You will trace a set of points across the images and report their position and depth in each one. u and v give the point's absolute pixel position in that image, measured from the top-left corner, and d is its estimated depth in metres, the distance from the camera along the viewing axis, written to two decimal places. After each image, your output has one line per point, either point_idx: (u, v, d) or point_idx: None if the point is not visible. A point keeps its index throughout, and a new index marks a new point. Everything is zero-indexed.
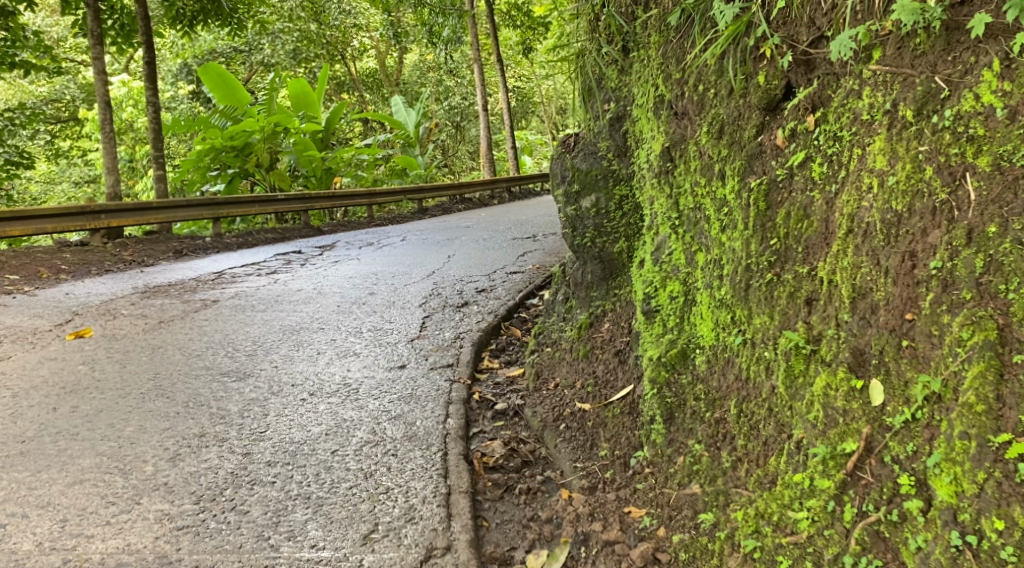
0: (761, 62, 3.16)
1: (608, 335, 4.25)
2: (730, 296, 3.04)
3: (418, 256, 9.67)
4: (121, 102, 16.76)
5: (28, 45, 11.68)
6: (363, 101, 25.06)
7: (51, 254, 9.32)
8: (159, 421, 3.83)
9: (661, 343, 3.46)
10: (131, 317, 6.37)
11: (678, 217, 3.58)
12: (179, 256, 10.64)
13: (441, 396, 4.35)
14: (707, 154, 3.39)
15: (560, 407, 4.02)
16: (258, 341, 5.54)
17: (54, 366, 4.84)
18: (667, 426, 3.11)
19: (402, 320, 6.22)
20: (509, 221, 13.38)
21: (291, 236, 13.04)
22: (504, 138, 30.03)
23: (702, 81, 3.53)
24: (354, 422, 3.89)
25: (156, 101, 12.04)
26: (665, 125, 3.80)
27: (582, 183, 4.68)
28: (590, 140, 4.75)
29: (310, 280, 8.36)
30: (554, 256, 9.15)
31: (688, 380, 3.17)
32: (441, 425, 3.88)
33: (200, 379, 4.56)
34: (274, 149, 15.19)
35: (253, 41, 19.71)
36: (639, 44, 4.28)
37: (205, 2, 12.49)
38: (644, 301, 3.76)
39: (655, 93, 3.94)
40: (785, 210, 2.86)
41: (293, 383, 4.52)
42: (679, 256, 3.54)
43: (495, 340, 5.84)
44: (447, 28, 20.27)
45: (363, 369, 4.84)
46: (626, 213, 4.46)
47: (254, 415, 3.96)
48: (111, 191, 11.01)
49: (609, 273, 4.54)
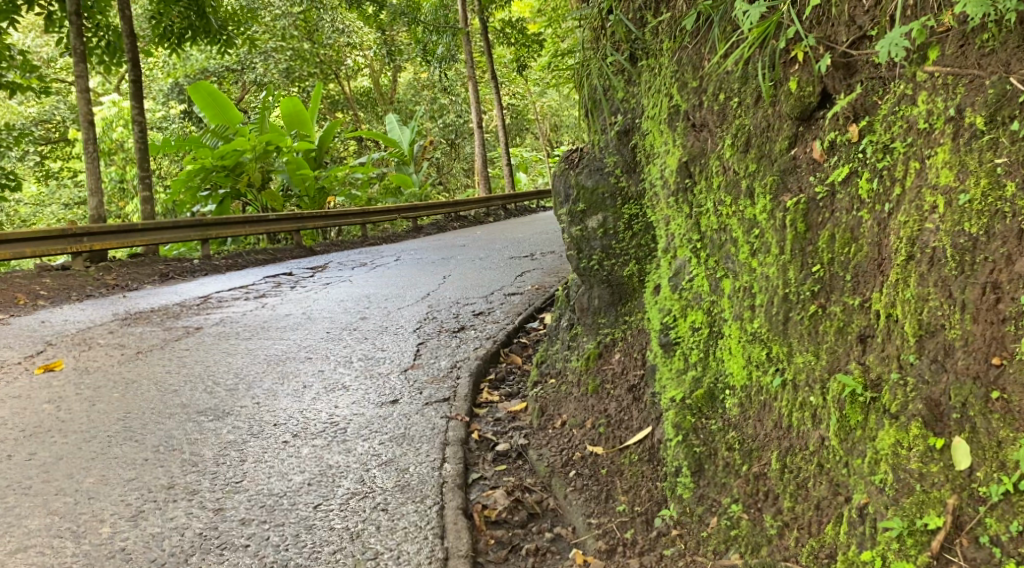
0: (792, 67, 2.81)
1: (619, 368, 3.87)
2: (765, 330, 2.69)
3: (413, 277, 9.30)
4: (112, 122, 16.23)
5: (13, 65, 11.34)
6: (357, 119, 24.77)
7: (30, 278, 8.91)
8: (123, 470, 3.44)
9: (683, 382, 3.10)
10: (107, 348, 5.97)
11: (699, 240, 3.23)
12: (164, 280, 10.25)
13: (437, 436, 3.97)
14: (732, 169, 3.04)
15: (569, 450, 3.64)
16: (240, 373, 5.15)
17: (17, 404, 4.43)
18: (696, 478, 2.77)
19: (395, 348, 5.85)
20: (506, 239, 13.05)
21: (282, 257, 12.67)
22: (500, 156, 29.86)
23: (723, 90, 3.18)
24: (340, 468, 3.51)
25: (142, 120, 11.68)
26: (681, 137, 3.46)
27: (587, 202, 4.33)
28: (597, 155, 4.40)
29: (300, 303, 7.99)
30: (553, 276, 8.81)
31: (717, 424, 2.81)
32: (436, 471, 3.50)
33: (174, 419, 4.17)
34: (266, 168, 14.83)
35: (245, 59, 19.37)
36: (650, 51, 3.94)
37: (193, 19, 12.17)
38: (662, 332, 3.41)
39: (669, 104, 3.61)
40: (828, 232, 2.51)
41: (275, 423, 4.14)
42: (700, 283, 3.18)
43: (494, 369, 5.47)
44: (441, 45, 20.16)
45: (352, 405, 4.44)
46: (637, 233, 4.11)
47: (230, 462, 3.57)
48: (95, 214, 10.64)
49: (618, 298, 4.19)
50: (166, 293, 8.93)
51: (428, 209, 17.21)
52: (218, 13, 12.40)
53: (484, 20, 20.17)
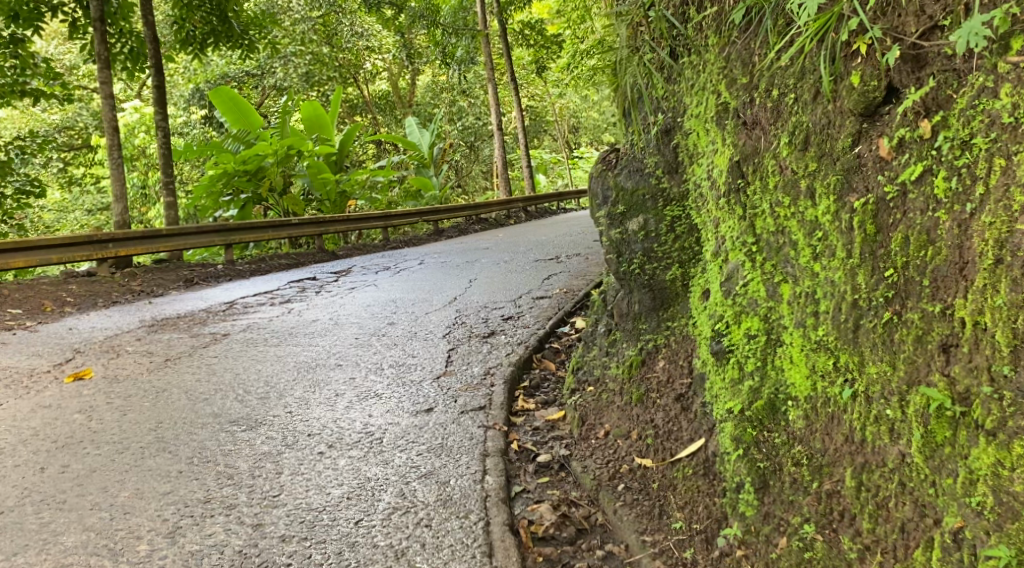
0: (854, 60, 2.66)
1: (665, 376, 3.74)
2: (832, 338, 2.55)
3: (438, 281, 9.21)
4: (133, 128, 16.39)
5: (38, 72, 11.35)
6: (376, 123, 24.76)
7: (56, 285, 8.89)
8: (158, 483, 3.35)
9: (740, 393, 2.96)
10: (135, 355, 5.91)
11: (754, 243, 3.09)
12: (189, 285, 10.22)
13: (476, 446, 3.85)
14: (790, 168, 2.91)
15: (615, 463, 3.52)
16: (271, 381, 5.06)
17: (48, 414, 4.35)
18: (760, 495, 2.66)
19: (425, 354, 5.74)
20: (529, 241, 12.94)
21: (306, 261, 12.63)
22: (518, 158, 29.79)
23: (777, 86, 3.04)
24: (379, 481, 3.40)
25: (165, 125, 11.68)
26: (731, 136, 3.33)
27: (627, 204, 4.21)
28: (636, 155, 4.26)
29: (326, 308, 7.91)
30: (581, 278, 8.66)
31: (780, 438, 2.69)
32: (478, 485, 3.38)
33: (206, 429, 4.08)
34: (288, 173, 14.81)
35: (265, 64, 19.40)
36: (692, 47, 3.80)
37: (215, 23, 12.16)
38: (714, 339, 3.28)
39: (717, 102, 3.48)
40: (901, 234, 2.36)
41: (309, 433, 4.04)
42: (756, 287, 3.04)
43: (528, 375, 5.35)
44: (461, 48, 20.16)
45: (386, 414, 4.33)
46: (679, 236, 3.97)
47: (266, 474, 3.47)
48: (119, 220, 10.63)
49: (660, 303, 4.05)
50: (191, 299, 8.89)
51: (449, 212, 17.14)
52: (240, 18, 12.39)
53: (503, 21, 20.08)
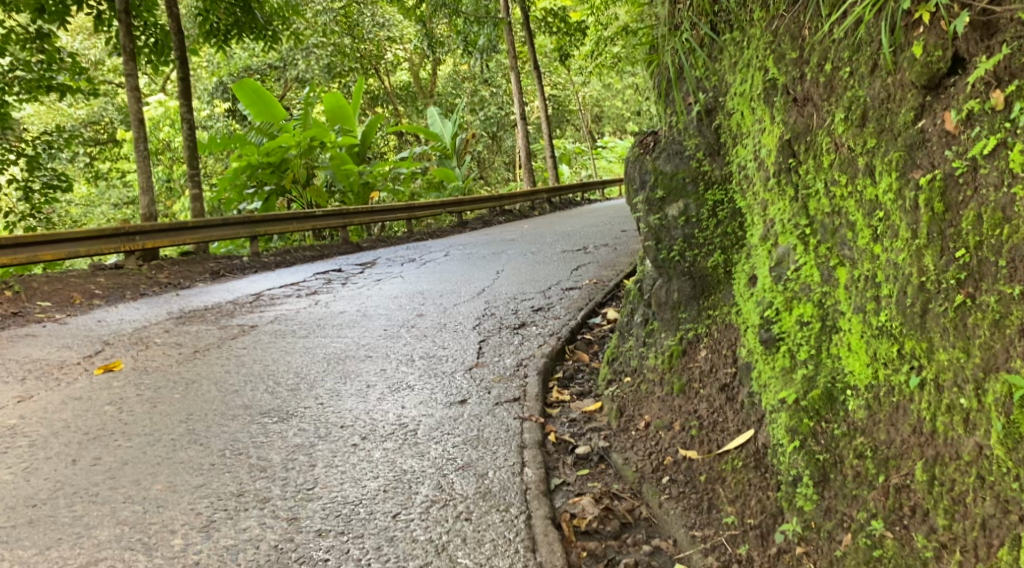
0: (916, 30, 2.51)
1: (707, 366, 3.61)
2: (897, 324, 2.42)
3: (465, 272, 9.11)
4: (158, 122, 16.47)
5: (64, 67, 11.34)
6: (398, 114, 24.72)
7: (85, 277, 8.91)
8: (190, 476, 3.28)
9: (793, 382, 2.83)
10: (164, 347, 5.87)
11: (807, 225, 2.95)
12: (216, 277, 10.21)
13: (513, 438, 3.75)
14: (846, 146, 2.76)
15: (658, 455, 3.40)
16: (301, 372, 4.99)
17: (78, 406, 4.30)
18: (820, 490, 2.54)
19: (456, 345, 5.64)
20: (554, 232, 12.79)
21: (331, 253, 12.60)
22: (541, 148, 29.62)
23: (830, 61, 2.90)
24: (416, 474, 3.31)
25: (190, 117, 11.66)
26: (780, 114, 3.19)
27: (666, 188, 4.07)
28: (675, 137, 4.13)
29: (353, 300, 7.85)
30: (610, 269, 8.52)
31: (839, 429, 2.56)
32: (517, 477, 3.28)
33: (238, 421, 4.01)
34: (311, 165, 14.81)
35: (288, 56, 19.41)
36: (735, 23, 3.65)
37: (238, 14, 12.11)
38: (763, 327, 3.15)
39: (763, 79, 3.33)
40: (972, 212, 2.19)
41: (342, 424, 3.96)
42: (810, 272, 2.90)
43: (561, 366, 5.23)
44: (483, 36, 19.81)
45: (419, 406, 4.24)
46: (721, 220, 3.82)
47: (299, 467, 3.40)
48: (146, 212, 10.64)
49: (701, 290, 3.91)
50: (218, 291, 8.87)
51: (473, 203, 17.03)
52: (264, 9, 12.33)
53: (525, 9, 19.87)
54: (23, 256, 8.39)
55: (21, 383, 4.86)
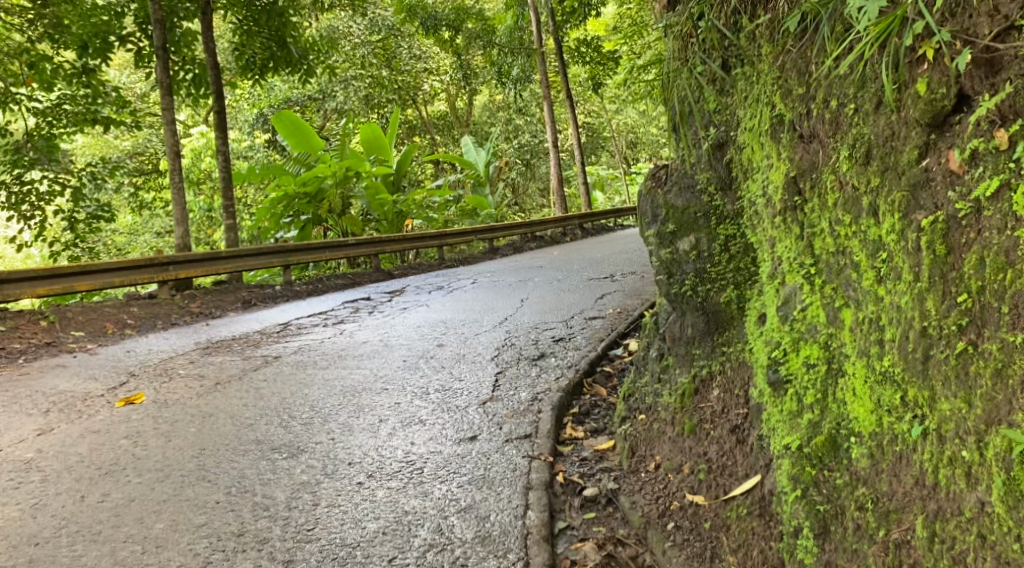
0: (920, 66, 2.44)
1: (719, 407, 3.52)
2: (899, 370, 2.32)
3: (490, 301, 9.09)
4: (200, 152, 16.71)
5: (109, 100, 11.62)
6: (434, 143, 25.02)
7: (119, 307, 9.08)
8: (193, 514, 3.30)
9: (798, 426, 2.75)
10: (187, 378, 5.95)
11: (812, 264, 2.87)
12: (247, 306, 10.36)
13: (519, 478, 3.69)
14: (851, 184, 2.69)
15: (665, 499, 3.31)
16: (316, 406, 5.00)
17: (95, 440, 4.36)
18: (820, 541, 2.45)
19: (472, 377, 5.61)
20: (584, 259, 12.73)
21: (362, 281, 12.71)
22: (575, 174, 29.67)
23: (835, 97, 2.84)
24: (417, 515, 3.28)
25: (226, 149, 11.91)
26: (787, 150, 3.12)
27: (678, 222, 4.03)
28: (688, 171, 4.07)
29: (378, 330, 7.87)
30: (636, 298, 8.43)
31: (842, 478, 2.46)
32: (519, 520, 3.22)
33: (248, 456, 4.02)
34: (346, 194, 15.01)
35: (326, 88, 19.80)
36: (746, 58, 3.60)
37: (274, 48, 12.36)
38: (772, 367, 3.07)
39: (772, 113, 3.28)
40: (975, 255, 2.10)
41: (350, 461, 3.94)
42: (815, 312, 2.82)
43: (577, 401, 5.16)
44: (516, 66, 19.91)
45: (429, 442, 4.21)
46: (734, 255, 3.76)
47: (303, 506, 3.39)
48: (181, 243, 10.85)
49: (715, 327, 3.83)
50: (248, 320, 8.99)
51: (504, 230, 17.07)
52: (299, 43, 12.56)
53: (559, 39, 20.00)
54: (60, 286, 8.58)
55: (44, 416, 4.96)
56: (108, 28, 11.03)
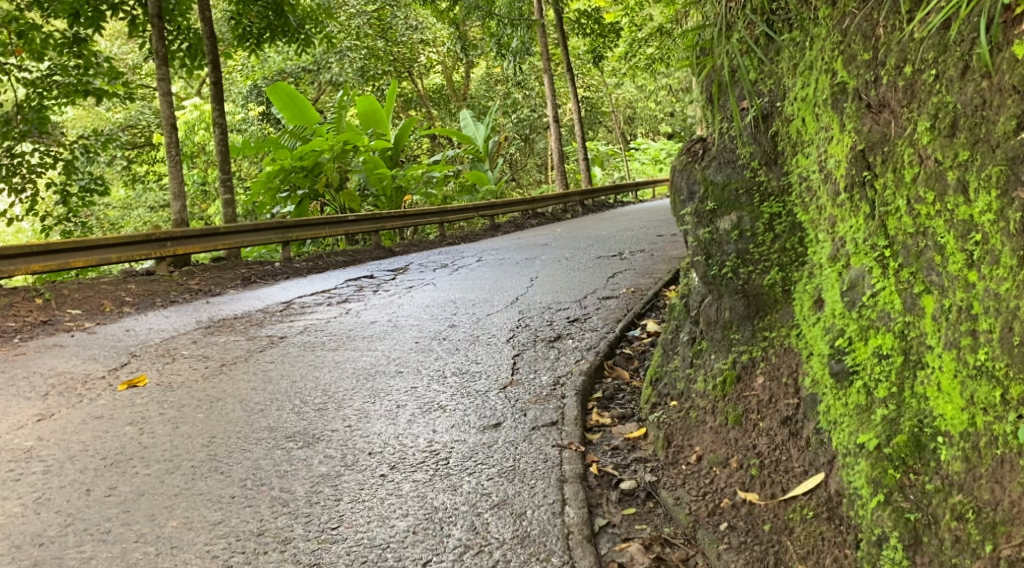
0: (1018, 27, 2.16)
1: (766, 397, 3.28)
2: (1001, 365, 2.11)
3: (498, 280, 8.83)
4: (193, 125, 16.27)
5: (102, 72, 11.23)
6: (430, 117, 24.57)
7: (115, 284, 8.79)
8: (209, 511, 3.09)
9: (873, 424, 2.56)
10: (191, 360, 5.71)
11: (887, 245, 2.65)
12: (247, 284, 10.08)
13: (552, 470, 3.47)
14: (933, 158, 2.44)
15: (713, 496, 3.11)
16: (329, 391, 4.77)
17: (98, 427, 4.12)
18: (911, 554, 2.28)
19: (489, 360, 5.38)
20: (589, 237, 12.46)
21: (363, 258, 12.44)
22: (573, 150, 29.29)
23: (912, 63, 2.58)
24: (448, 511, 3.08)
25: (223, 122, 11.56)
26: (852, 121, 2.87)
27: (717, 200, 3.73)
28: (727, 144, 3.78)
29: (384, 309, 7.62)
30: (648, 277, 8.19)
31: (932, 484, 2.28)
32: (558, 519, 3.03)
33: (262, 445, 3.80)
34: (343, 168, 14.67)
35: (321, 59, 19.45)
36: (798, 22, 3.32)
37: (271, 18, 12.00)
38: (835, 358, 2.86)
39: (831, 82, 3.00)
40: None
41: (370, 451, 3.72)
42: (890, 299, 2.61)
43: (600, 386, 4.92)
44: (516, 38, 19.43)
45: (452, 430, 3.99)
46: (780, 235, 3.47)
47: (325, 501, 3.18)
48: (177, 217, 10.55)
49: (756, 310, 3.57)
50: (249, 298, 8.72)
51: (505, 206, 16.77)
52: (296, 12, 12.16)
53: (559, 11, 19.59)
54: (53, 262, 8.28)
55: (43, 400, 4.71)
56: None
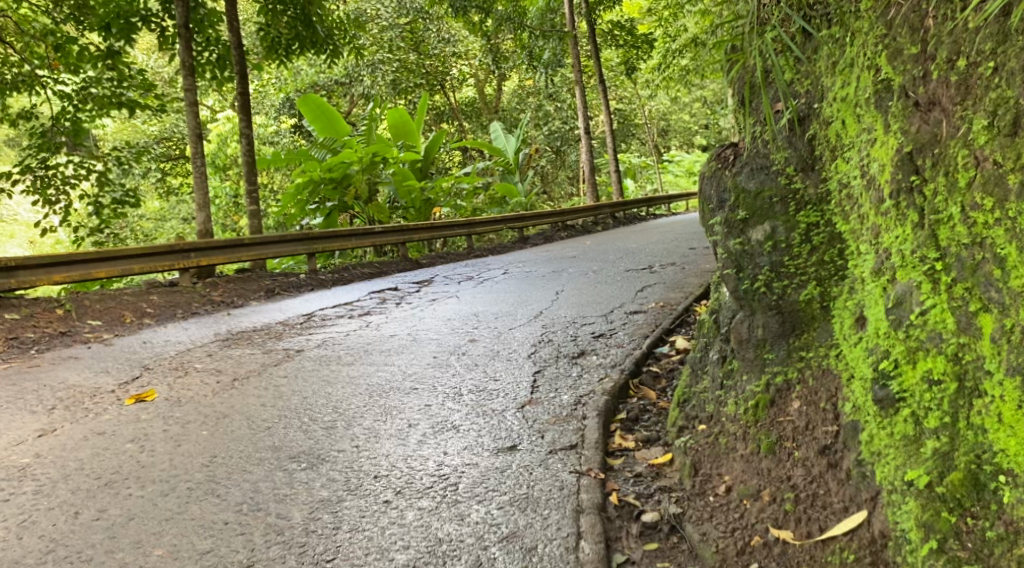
0: None
1: (802, 423, 2.99)
2: None
3: (523, 293, 8.60)
4: (227, 137, 16.35)
5: (135, 84, 11.21)
6: (462, 130, 24.48)
7: (138, 295, 8.73)
8: (198, 539, 2.91)
9: (923, 457, 2.31)
10: (204, 373, 5.56)
11: (938, 256, 2.37)
12: (271, 296, 10.00)
13: (568, 499, 3.23)
14: (991, 161, 2.18)
15: (742, 532, 2.85)
16: (340, 407, 4.56)
17: (98, 444, 3.97)
18: None
19: (508, 377, 5.15)
20: (619, 249, 12.19)
21: (389, 270, 12.30)
22: (606, 163, 29.04)
23: (966, 55, 2.31)
24: (452, 545, 2.87)
25: (250, 133, 11.52)
26: (898, 121, 2.60)
27: (750, 208, 3.45)
28: (760, 149, 3.50)
29: (405, 322, 7.42)
30: (678, 291, 7.91)
31: (994, 530, 2.05)
32: (572, 556, 2.81)
33: (263, 466, 3.60)
34: (373, 180, 14.57)
35: (353, 73, 19.45)
36: (838, 18, 3.05)
37: (300, 29, 11.89)
38: (879, 383, 2.59)
39: (875, 79, 2.73)
40: None
41: (375, 475, 3.50)
42: (941, 318, 2.34)
43: (624, 406, 4.66)
44: (548, 50, 19.27)
45: (463, 453, 3.76)
46: (817, 247, 3.20)
47: (323, 530, 2.97)
48: (203, 228, 10.50)
49: (791, 329, 3.29)
50: (271, 310, 8.60)
51: (535, 218, 16.57)
52: (325, 23, 12.06)
53: (592, 23, 19.38)
54: (77, 273, 8.23)
55: (49, 414, 4.59)
56: (130, 8, 10.47)
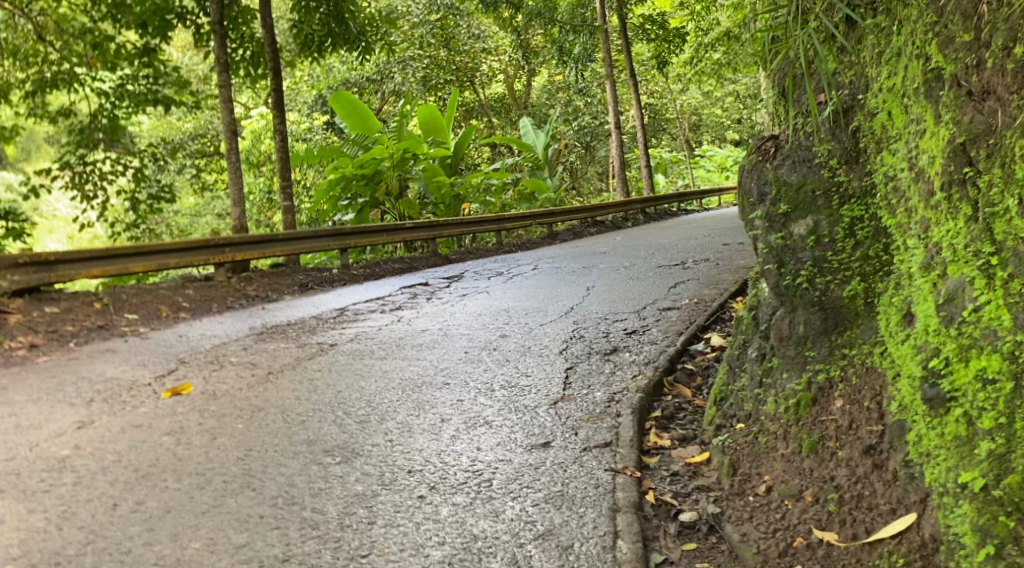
0: None
1: (845, 422, 2.92)
2: None
3: (553, 289, 8.55)
4: (260, 134, 16.55)
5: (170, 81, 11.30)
6: (492, 126, 24.45)
7: (173, 290, 8.83)
8: (234, 532, 2.92)
9: (977, 459, 2.22)
10: (238, 367, 5.61)
11: (994, 250, 2.28)
12: (303, 291, 10.06)
13: (604, 496, 3.19)
14: None
15: (784, 533, 2.79)
16: (373, 402, 4.56)
17: (135, 437, 4.01)
18: None
19: (541, 373, 5.11)
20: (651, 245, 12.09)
21: (419, 266, 12.32)
22: (636, 159, 28.81)
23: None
24: (488, 542, 2.85)
25: (283, 129, 11.60)
26: (949, 110, 2.51)
27: (792, 202, 3.38)
28: (803, 142, 3.43)
29: (436, 318, 7.42)
30: (712, 287, 7.80)
31: None
32: (609, 555, 2.77)
33: (298, 460, 3.61)
34: (403, 176, 14.62)
35: (384, 69, 19.53)
36: (885, 6, 2.96)
37: (332, 25, 11.91)
38: (929, 381, 2.51)
39: (925, 68, 2.64)
40: None
41: (409, 470, 3.49)
42: (996, 314, 2.24)
43: (658, 404, 4.60)
44: (578, 45, 19.17)
45: (497, 449, 3.73)
46: (862, 241, 3.12)
47: (359, 524, 2.96)
48: (237, 224, 10.60)
49: (833, 326, 3.22)
50: (304, 305, 8.66)
51: (565, 214, 16.50)
52: (357, 19, 12.08)
53: (624, 17, 19.23)
54: (115, 267, 8.34)
55: (87, 406, 4.65)
56: (166, 6, 10.54)
